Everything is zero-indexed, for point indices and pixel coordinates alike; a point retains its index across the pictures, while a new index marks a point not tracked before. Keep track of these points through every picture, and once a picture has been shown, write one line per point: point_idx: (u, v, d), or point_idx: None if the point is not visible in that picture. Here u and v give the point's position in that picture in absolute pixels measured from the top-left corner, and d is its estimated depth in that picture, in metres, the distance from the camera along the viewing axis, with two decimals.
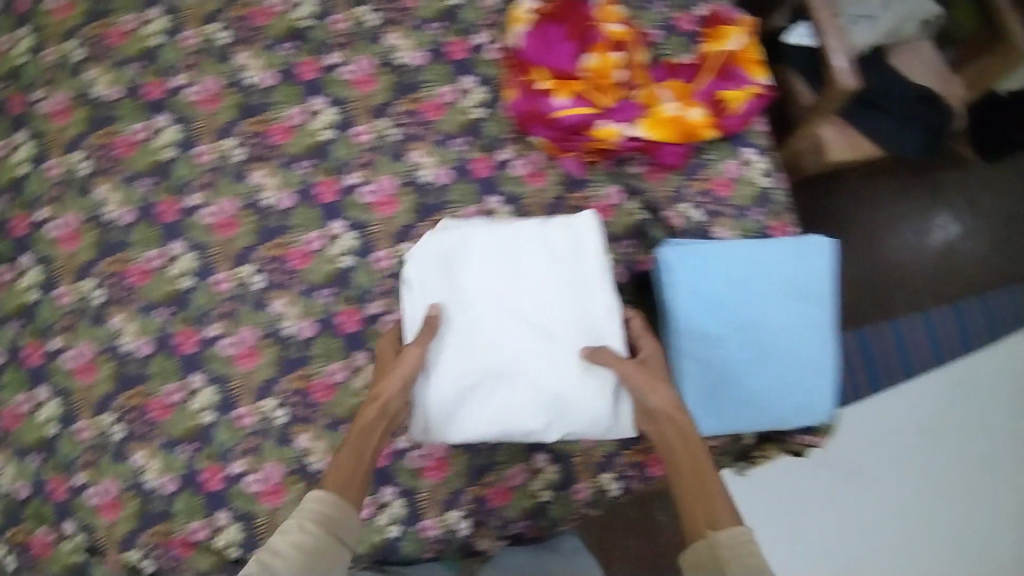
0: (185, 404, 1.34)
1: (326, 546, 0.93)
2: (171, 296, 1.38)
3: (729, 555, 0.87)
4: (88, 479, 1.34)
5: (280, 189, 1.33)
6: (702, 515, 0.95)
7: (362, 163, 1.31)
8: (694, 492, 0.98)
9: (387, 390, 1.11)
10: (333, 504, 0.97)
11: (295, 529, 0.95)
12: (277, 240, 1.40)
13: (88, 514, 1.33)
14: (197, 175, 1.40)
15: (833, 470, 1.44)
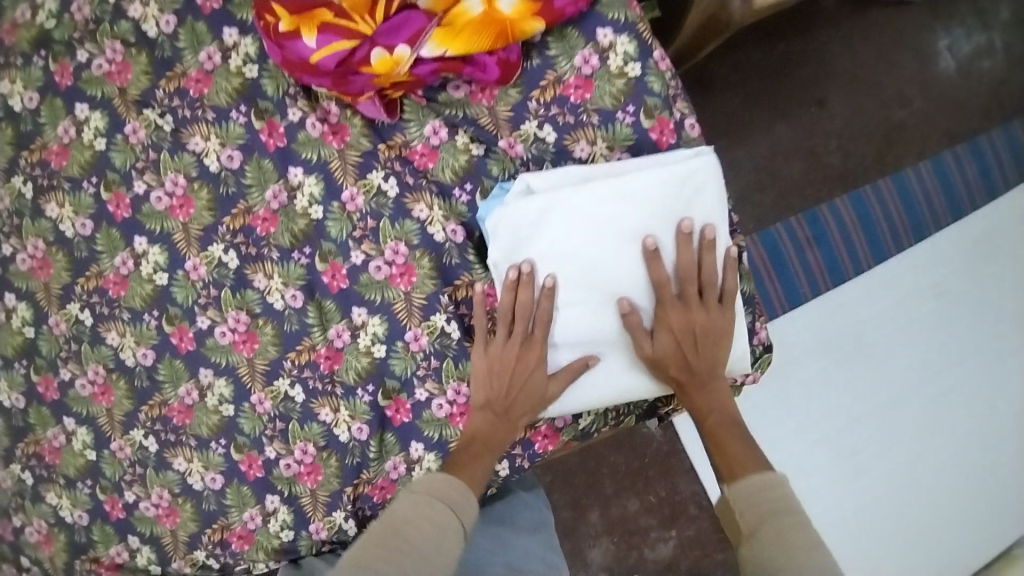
0: (67, 435, 0.94)
1: (450, 526, 0.72)
2: (21, 346, 0.94)
3: (752, 505, 0.70)
4: (20, 517, 0.98)
5: (106, 121, 0.88)
6: (732, 471, 0.76)
7: (231, 32, 0.86)
8: (720, 453, 0.79)
9: (531, 391, 0.82)
10: (448, 481, 0.77)
11: (417, 515, 0.72)
12: (31, 145, 0.90)
13: (31, 550, 0.98)
14: (27, 101, 0.90)
15: (905, 348, 1.29)
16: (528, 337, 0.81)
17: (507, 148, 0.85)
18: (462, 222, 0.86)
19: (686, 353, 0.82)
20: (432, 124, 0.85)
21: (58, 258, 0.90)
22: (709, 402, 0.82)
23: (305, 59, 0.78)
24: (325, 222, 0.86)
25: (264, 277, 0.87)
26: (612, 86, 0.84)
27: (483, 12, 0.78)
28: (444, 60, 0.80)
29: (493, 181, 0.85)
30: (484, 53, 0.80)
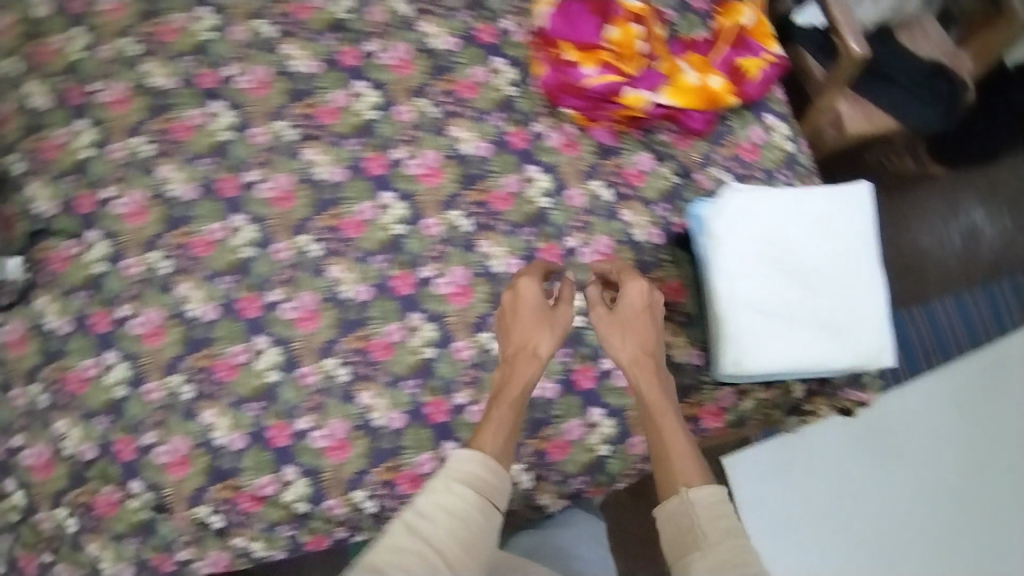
0: (254, 354, 0.98)
1: (476, 530, 0.71)
2: (234, 264, 1.00)
3: (682, 530, 0.71)
4: (155, 435, 0.97)
5: (380, 99, 1.04)
6: (663, 475, 0.77)
7: (500, 61, 1.06)
8: (658, 452, 0.80)
9: (546, 343, 0.89)
10: (485, 465, 0.77)
11: (450, 509, 0.72)
12: (305, 101, 1.04)
13: (151, 472, 0.97)
14: (311, 68, 1.05)
15: (932, 453, 1.40)
16: (541, 297, 0.91)
17: (701, 180, 1.03)
18: (658, 228, 1.02)
19: (631, 346, 0.88)
20: (644, 154, 1.04)
21: (303, 195, 1.02)
22: (663, 399, 0.84)
23: (577, 85, 1.00)
24: (547, 211, 1.02)
25: (489, 244, 1.01)
26: (773, 156, 1.06)
27: (699, 82, 1.01)
28: (668, 109, 1.02)
29: (687, 202, 1.03)
30: (694, 110, 1.02)
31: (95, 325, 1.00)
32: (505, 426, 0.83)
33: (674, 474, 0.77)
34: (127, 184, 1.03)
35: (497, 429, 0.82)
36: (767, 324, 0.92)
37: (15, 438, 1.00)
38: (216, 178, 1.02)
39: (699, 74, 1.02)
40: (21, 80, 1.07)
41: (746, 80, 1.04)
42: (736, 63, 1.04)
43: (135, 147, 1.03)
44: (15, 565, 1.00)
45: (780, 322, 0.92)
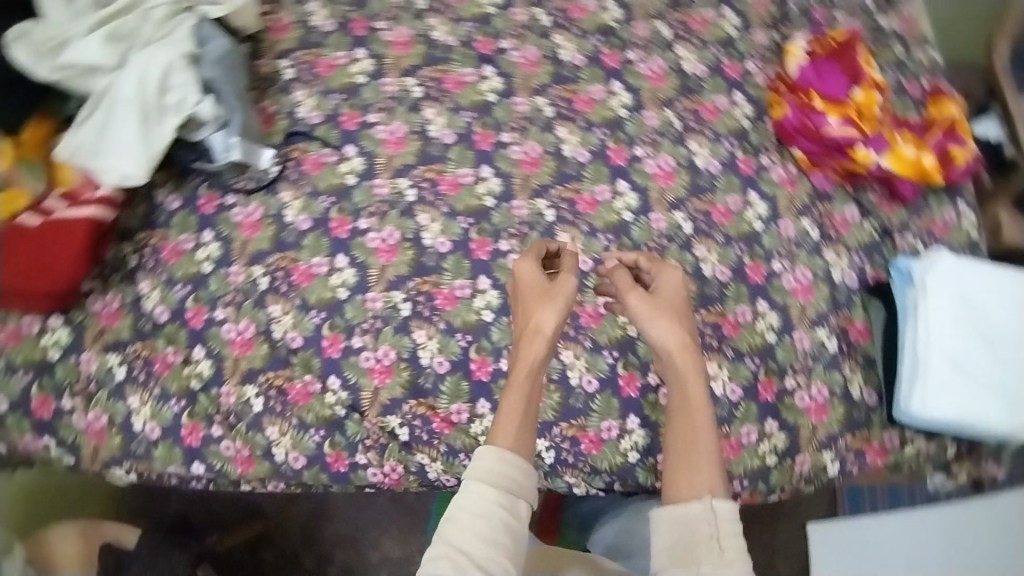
0: (475, 291, 1.03)
1: (505, 526, 0.76)
2: (475, 209, 1.06)
3: (686, 534, 0.76)
4: (365, 339, 1.01)
5: (631, 101, 1.13)
6: (681, 476, 0.81)
7: (740, 96, 1.15)
8: (683, 450, 0.83)
9: (552, 317, 0.87)
10: (504, 458, 0.80)
11: (482, 511, 0.76)
12: (566, 86, 1.12)
13: (354, 373, 1.01)
14: (576, 60, 1.14)
15: None
16: (536, 271, 0.92)
17: (899, 241, 1.11)
18: (854, 272, 1.10)
19: (678, 335, 0.87)
20: (852, 206, 1.12)
21: (548, 165, 1.09)
22: (698, 398, 0.85)
23: (819, 130, 1.09)
24: (760, 234, 1.10)
25: (704, 249, 1.08)
26: (958, 238, 1.13)
27: (917, 157, 1.10)
28: (888, 174, 1.10)
29: (882, 258, 1.11)
30: (907, 180, 1.10)
31: (333, 228, 1.05)
32: (523, 403, 0.84)
33: (692, 477, 0.80)
34: (391, 114, 1.09)
35: (506, 407, 0.84)
36: (951, 375, 1.01)
37: (220, 311, 1.02)
38: (473, 131, 1.09)
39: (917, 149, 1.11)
40: (309, 1, 1.15)
41: (952, 166, 1.12)
42: (947, 149, 1.13)
43: (406, 87, 1.11)
44: (179, 434, 1.00)
45: (963, 377, 1.01)
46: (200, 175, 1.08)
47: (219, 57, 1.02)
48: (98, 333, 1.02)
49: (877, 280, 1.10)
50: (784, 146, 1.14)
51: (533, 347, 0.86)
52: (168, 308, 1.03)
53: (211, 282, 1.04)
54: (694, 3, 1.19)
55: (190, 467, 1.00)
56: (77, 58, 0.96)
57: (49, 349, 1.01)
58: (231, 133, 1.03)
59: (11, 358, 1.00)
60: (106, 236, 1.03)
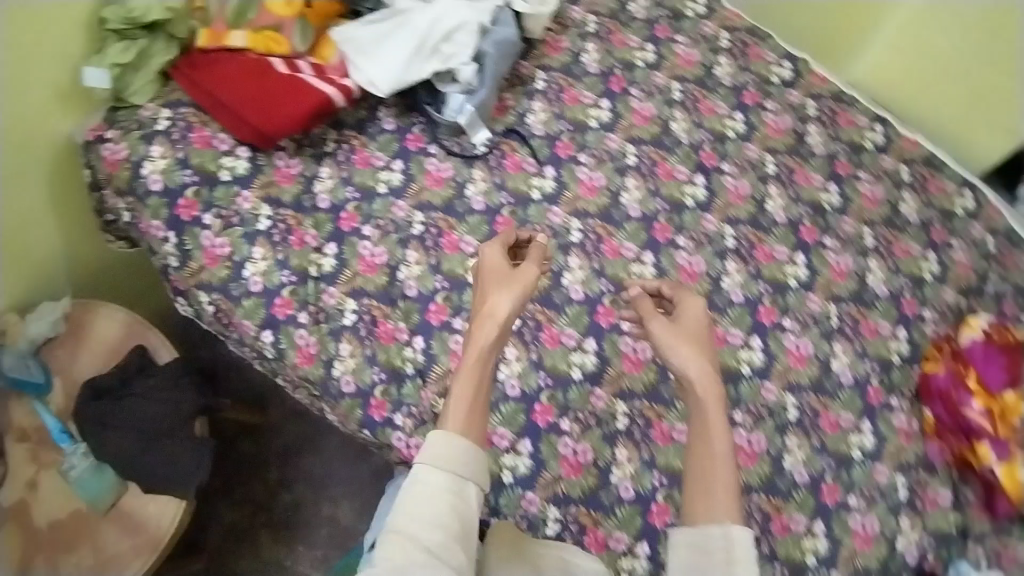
0: (578, 346, 1.05)
1: (452, 509, 0.76)
2: (620, 279, 1.09)
3: (700, 556, 0.74)
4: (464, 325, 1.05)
5: (805, 277, 1.15)
6: (698, 500, 0.78)
7: (902, 332, 1.15)
8: (700, 476, 0.79)
9: (503, 304, 0.87)
10: (451, 440, 0.79)
11: (427, 500, 0.75)
12: (757, 231, 1.16)
13: (440, 347, 1.04)
14: (778, 215, 1.17)
15: None
16: (501, 260, 0.92)
17: (980, 554, 1.04)
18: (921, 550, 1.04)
19: (701, 362, 0.84)
20: (949, 491, 1.08)
21: (702, 285, 1.11)
22: (719, 426, 0.81)
23: (956, 404, 1.08)
24: (852, 462, 1.07)
25: (794, 441, 1.07)
26: None
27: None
28: (994, 482, 1.04)
29: (950, 556, 1.05)
30: (1008, 501, 1.03)
31: (498, 222, 1.11)
32: (470, 386, 0.83)
33: (708, 501, 0.77)
34: (599, 164, 1.16)
35: (455, 391, 0.82)
36: None
37: (367, 228, 1.10)
38: (657, 219, 1.14)
39: None
40: (588, 40, 1.26)
41: None
42: None
43: (624, 150, 1.17)
44: (272, 301, 1.05)
45: None
46: (422, 116, 1.17)
47: (501, 41, 1.11)
48: (266, 183, 1.10)
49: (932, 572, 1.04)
50: (918, 401, 1.13)
51: (479, 333, 0.85)
52: (332, 200, 1.11)
53: (377, 202, 1.11)
54: (905, 231, 1.21)
55: (261, 332, 1.05)
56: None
57: (223, 170, 1.08)
58: (470, 102, 1.11)
59: (190, 158, 1.07)
60: (323, 117, 1.11)
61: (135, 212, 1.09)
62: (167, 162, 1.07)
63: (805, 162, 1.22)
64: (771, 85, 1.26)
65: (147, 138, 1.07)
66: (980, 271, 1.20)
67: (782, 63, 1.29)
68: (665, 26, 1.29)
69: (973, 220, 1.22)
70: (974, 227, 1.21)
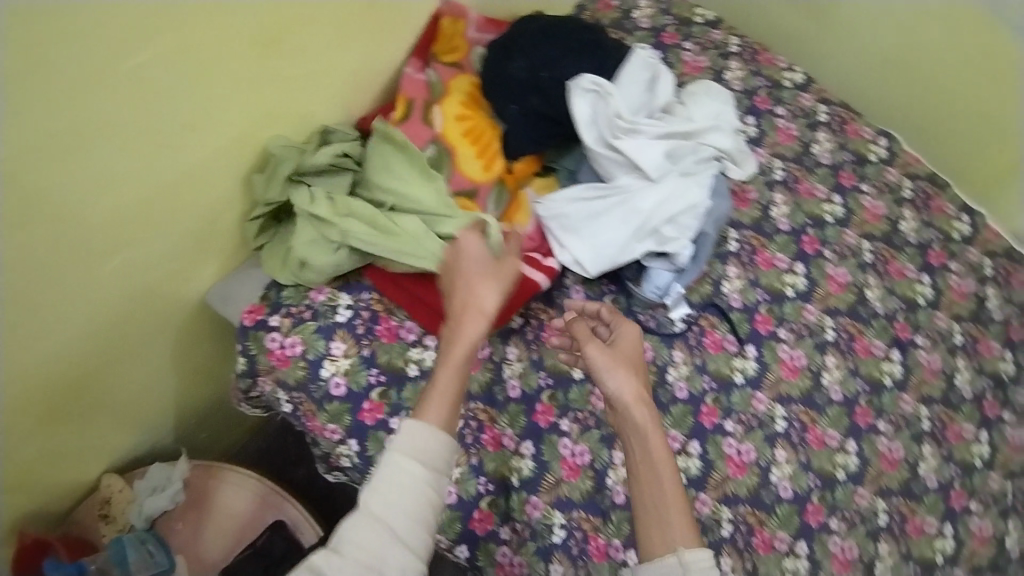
0: (791, 550, 1.01)
1: (428, 503, 0.70)
2: (826, 472, 1.06)
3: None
4: None
5: (990, 455, 1.15)
6: (653, 524, 0.74)
7: None
8: (656, 508, 0.75)
9: (491, 297, 0.81)
10: (427, 434, 0.72)
11: (399, 489, 0.68)
12: (947, 410, 1.15)
13: None
14: (965, 390, 1.17)
15: None
16: (486, 248, 0.86)
17: None
18: None
19: (634, 387, 0.80)
20: None
21: (900, 472, 1.10)
22: (662, 454, 0.76)
23: None
24: None
25: None
26: None
27: None
28: None
29: None
30: None
31: (702, 413, 1.04)
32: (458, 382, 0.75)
33: (664, 528, 0.73)
34: (799, 340, 1.10)
35: (438, 382, 0.76)
36: None
37: (565, 423, 0.98)
38: (858, 401, 1.10)
39: None
40: (776, 190, 1.20)
41: None
42: None
43: (820, 323, 1.12)
44: (469, 514, 0.94)
45: None
46: (614, 285, 1.07)
47: (719, 217, 1.03)
48: None
49: None
50: None
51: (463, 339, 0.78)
52: (523, 388, 1.00)
53: (574, 389, 1.00)
54: None
55: (456, 546, 0.95)
56: (629, 151, 0.94)
57: (410, 364, 0.96)
58: (678, 283, 1.04)
59: (376, 355, 0.96)
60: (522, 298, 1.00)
61: (304, 410, 0.97)
62: (350, 361, 0.95)
63: (987, 330, 1.21)
64: (953, 243, 1.25)
65: (325, 333, 0.96)
66: None
67: (960, 217, 1.27)
68: (849, 172, 1.25)
69: None
70: None
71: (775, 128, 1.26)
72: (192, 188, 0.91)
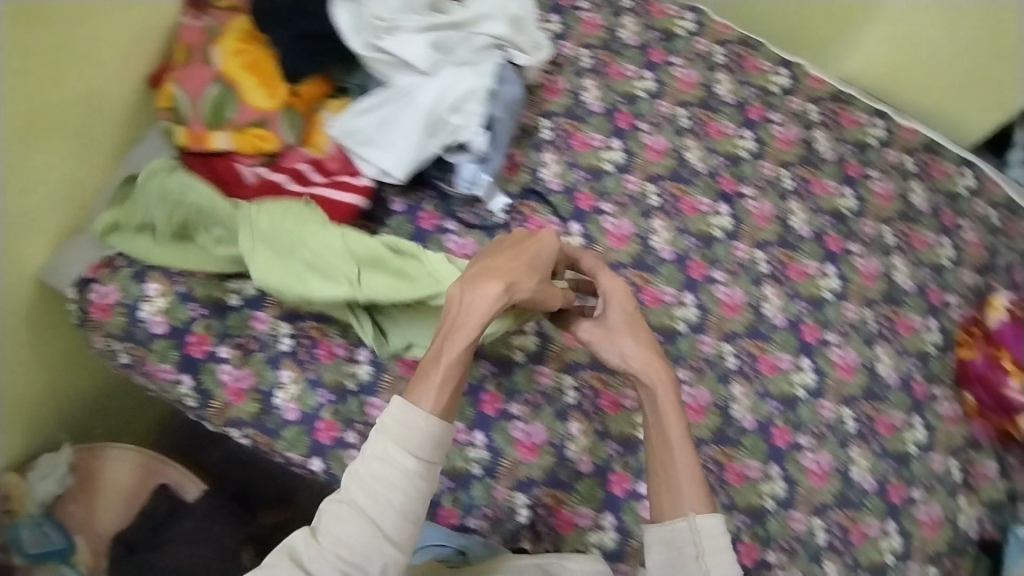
0: (640, 406, 1.03)
1: (417, 493, 0.75)
2: (666, 327, 1.08)
3: (674, 552, 0.79)
4: (521, 410, 1.00)
5: (838, 287, 1.14)
6: (664, 494, 0.84)
7: (934, 323, 1.17)
8: (662, 472, 0.85)
9: (524, 292, 0.88)
10: (420, 419, 0.77)
11: (384, 477, 0.74)
12: (787, 251, 1.14)
13: (503, 440, 0.99)
14: (803, 230, 1.15)
15: None
16: (555, 252, 0.92)
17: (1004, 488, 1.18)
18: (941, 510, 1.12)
19: (643, 356, 0.91)
20: (991, 462, 1.17)
21: (745, 316, 1.10)
22: (674, 426, 0.87)
23: (996, 386, 1.12)
24: (912, 457, 1.11)
25: (857, 452, 1.08)
26: None
27: None
28: None
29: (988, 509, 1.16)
30: None
31: None
32: (459, 366, 0.82)
33: (674, 496, 0.83)
34: (623, 210, 1.11)
35: (444, 359, 0.82)
36: None
37: None
38: (689, 256, 1.11)
39: None
40: (586, 77, 1.19)
41: None
42: None
43: (643, 191, 1.13)
44: (313, 425, 0.98)
45: None
46: (432, 190, 1.07)
47: (511, 103, 1.04)
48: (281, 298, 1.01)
49: (991, 538, 1.16)
50: (959, 387, 1.17)
51: (476, 313, 0.83)
52: None
53: None
54: (921, 221, 1.21)
55: (309, 460, 0.98)
56: (391, 48, 0.98)
57: (230, 294, 1.01)
58: (484, 172, 1.03)
59: (193, 290, 0.99)
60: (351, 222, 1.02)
61: (136, 356, 0.99)
62: (167, 299, 0.98)
63: (817, 171, 1.20)
64: (773, 96, 1.24)
65: (138, 277, 0.99)
66: (988, 247, 1.25)
67: (778, 70, 1.26)
68: (658, 49, 1.24)
69: (976, 198, 1.27)
70: (978, 203, 1.27)
71: (579, 20, 1.24)
72: (17, 176, 0.95)
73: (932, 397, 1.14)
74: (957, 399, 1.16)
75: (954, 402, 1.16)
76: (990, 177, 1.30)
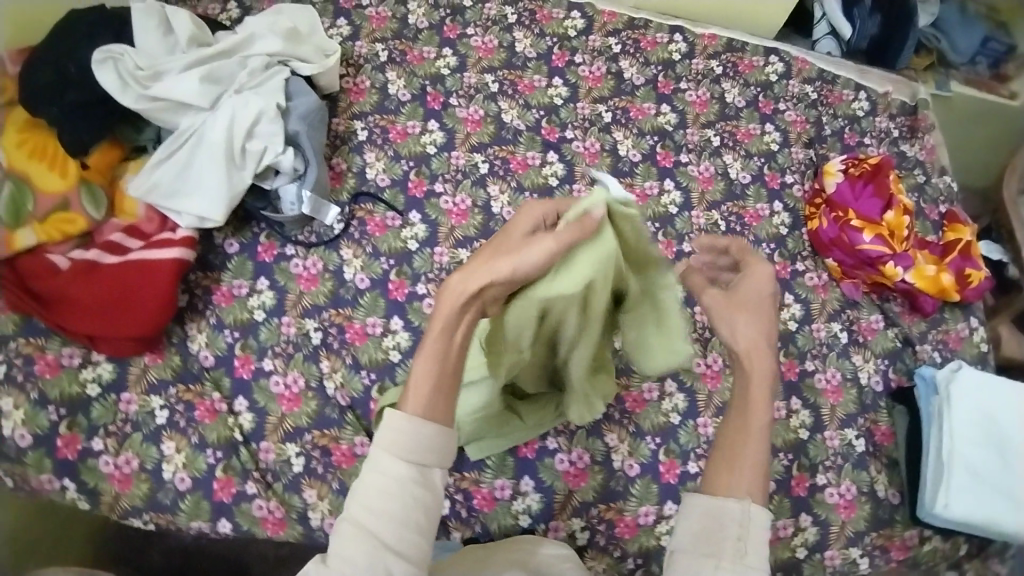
0: None
1: (418, 501, 0.64)
2: None
3: (714, 529, 0.67)
4: None
5: (681, 199, 1.22)
6: (721, 466, 0.72)
7: (778, 206, 1.27)
8: (731, 445, 0.73)
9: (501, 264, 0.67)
10: (417, 426, 0.66)
11: (388, 490, 0.63)
12: (624, 180, 1.21)
13: None
14: (633, 156, 1.24)
15: None
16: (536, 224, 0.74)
17: (891, 334, 1.23)
18: (838, 372, 1.18)
19: (752, 335, 0.77)
20: (876, 314, 1.24)
21: None
22: (760, 406, 0.74)
23: (852, 244, 1.19)
24: (794, 334, 1.18)
25: None
26: (943, 332, 1.26)
27: (934, 275, 1.22)
28: (910, 288, 1.22)
29: (888, 361, 1.21)
30: (926, 296, 1.23)
31: (391, 291, 1.07)
32: (435, 363, 0.69)
33: (732, 470, 0.71)
34: (456, 186, 1.15)
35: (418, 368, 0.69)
36: (968, 485, 1.08)
37: (267, 362, 1.02)
38: None
39: (935, 268, 1.23)
40: (387, 70, 1.24)
41: (967, 286, 1.27)
42: (964, 270, 1.27)
43: (472, 163, 1.17)
44: (210, 488, 0.96)
45: (991, 480, 1.09)
46: (262, 222, 1.10)
47: (306, 113, 1.08)
48: (140, 373, 0.99)
49: (900, 385, 1.20)
50: (819, 255, 1.24)
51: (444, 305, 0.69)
52: (215, 354, 1.02)
53: (262, 330, 1.04)
54: (740, 118, 1.34)
55: (216, 524, 0.95)
56: (165, 94, 1.00)
57: (87, 384, 0.97)
58: (304, 187, 1.07)
59: (47, 392, 0.94)
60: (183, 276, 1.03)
61: (16, 476, 0.93)
62: (22, 409, 0.93)
63: (633, 98, 1.30)
64: (572, 39, 1.34)
65: None
66: (812, 121, 1.38)
67: (571, 16, 1.37)
68: (451, 25, 1.31)
69: (789, 79, 1.41)
70: (790, 84, 1.41)
71: (365, 18, 1.29)
72: None
73: (796, 270, 1.23)
74: (818, 266, 1.24)
75: (815, 268, 1.24)
76: (797, 58, 1.45)
